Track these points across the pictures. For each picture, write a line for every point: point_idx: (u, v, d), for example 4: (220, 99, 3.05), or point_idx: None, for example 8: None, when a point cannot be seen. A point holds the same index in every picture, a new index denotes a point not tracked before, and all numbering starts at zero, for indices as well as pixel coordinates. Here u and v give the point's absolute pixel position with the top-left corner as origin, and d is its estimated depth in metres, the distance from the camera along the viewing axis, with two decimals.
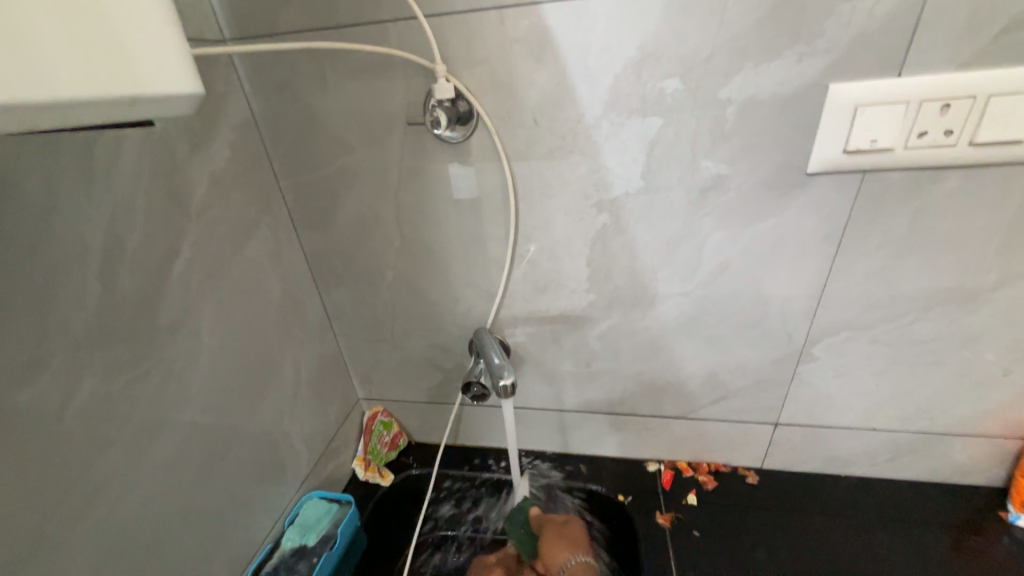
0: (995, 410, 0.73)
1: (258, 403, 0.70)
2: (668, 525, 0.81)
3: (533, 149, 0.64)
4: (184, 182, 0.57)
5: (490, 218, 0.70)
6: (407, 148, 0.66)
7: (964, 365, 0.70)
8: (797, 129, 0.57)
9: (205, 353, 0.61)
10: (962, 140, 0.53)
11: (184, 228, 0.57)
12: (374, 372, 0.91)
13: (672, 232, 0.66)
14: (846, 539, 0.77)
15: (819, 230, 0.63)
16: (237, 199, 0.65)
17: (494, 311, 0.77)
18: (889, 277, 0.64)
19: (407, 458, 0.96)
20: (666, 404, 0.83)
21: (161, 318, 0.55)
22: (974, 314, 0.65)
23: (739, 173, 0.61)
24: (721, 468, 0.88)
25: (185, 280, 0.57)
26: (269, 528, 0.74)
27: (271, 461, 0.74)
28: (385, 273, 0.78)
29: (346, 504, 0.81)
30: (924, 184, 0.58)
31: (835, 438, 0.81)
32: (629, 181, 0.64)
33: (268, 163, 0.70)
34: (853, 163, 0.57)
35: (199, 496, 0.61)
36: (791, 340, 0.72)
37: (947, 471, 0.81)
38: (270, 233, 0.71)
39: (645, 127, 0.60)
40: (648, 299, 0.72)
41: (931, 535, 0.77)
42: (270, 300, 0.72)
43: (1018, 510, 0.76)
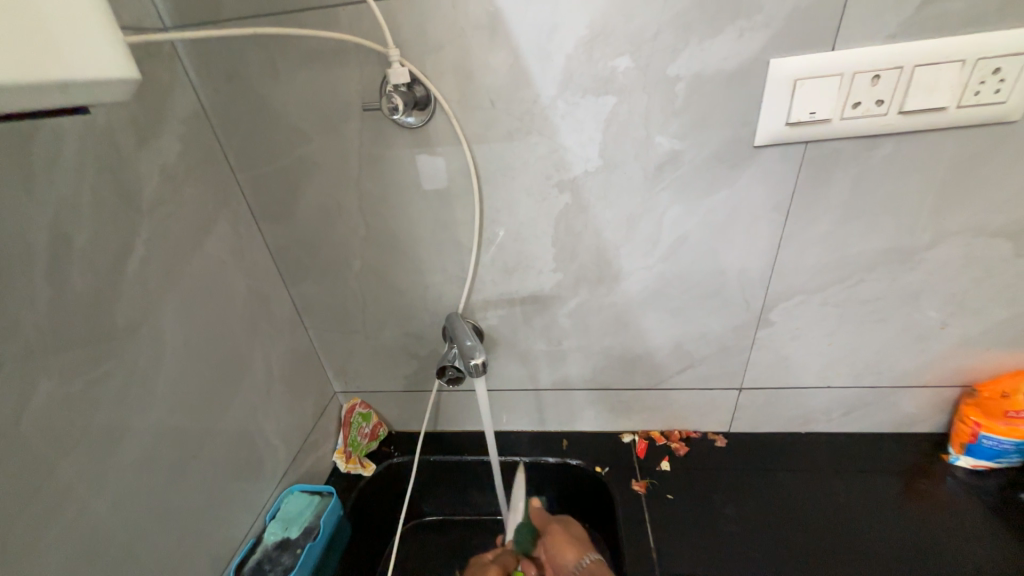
0: (936, 361, 0.79)
1: (229, 400, 0.70)
2: (643, 491, 0.85)
3: (492, 131, 0.64)
4: (133, 177, 0.55)
5: (455, 202, 0.70)
6: (365, 135, 0.66)
7: (905, 321, 0.75)
8: (742, 103, 0.59)
9: (169, 352, 0.60)
10: (892, 108, 0.57)
11: (137, 225, 0.55)
12: (349, 364, 0.91)
13: (632, 209, 0.68)
14: (806, 491, 0.83)
15: (769, 200, 0.66)
16: (192, 194, 0.63)
17: (465, 295, 0.78)
18: (834, 242, 0.68)
19: (389, 448, 0.96)
20: (637, 377, 0.86)
21: (119, 318, 0.53)
22: (912, 273, 0.70)
23: (691, 148, 0.63)
24: (691, 434, 0.93)
25: (142, 278, 0.56)
26: (250, 524, 0.74)
27: (247, 458, 0.73)
28: (353, 263, 0.77)
29: (328, 495, 0.82)
30: (861, 152, 0.61)
31: (794, 398, 0.86)
32: (588, 159, 0.65)
33: (222, 156, 0.68)
34: (796, 135, 0.60)
35: (173, 496, 0.60)
36: (749, 307, 0.75)
37: (895, 421, 0.88)
38: (230, 228, 0.70)
39: (600, 106, 0.61)
40: (613, 275, 0.75)
41: (882, 481, 0.83)
42: (234, 296, 0.70)
43: (957, 452, 0.83)
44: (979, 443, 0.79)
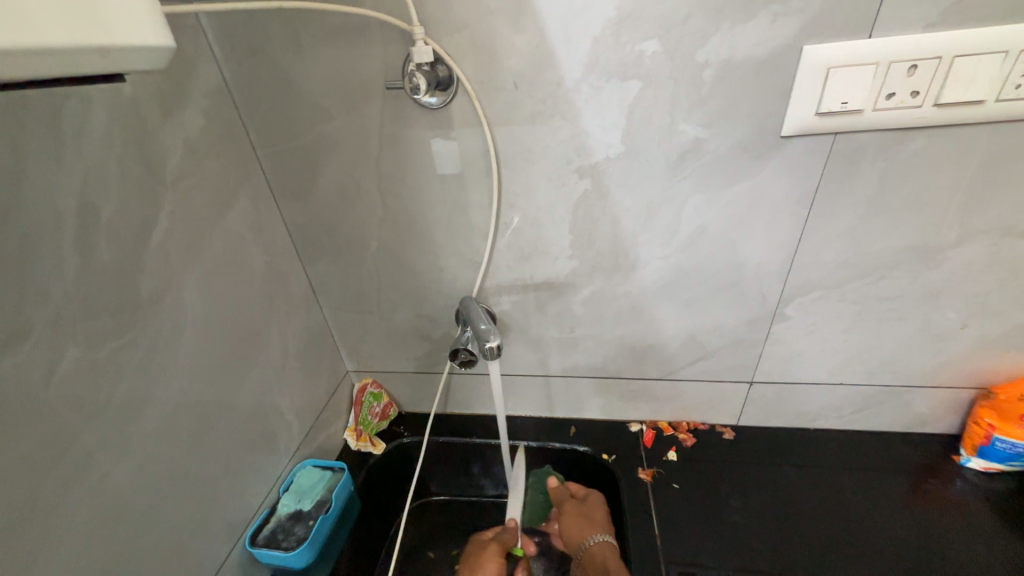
0: (953, 362, 0.78)
1: (246, 374, 0.71)
2: (649, 480, 0.85)
3: (514, 114, 0.63)
4: (158, 150, 0.56)
5: (473, 186, 0.70)
6: (386, 114, 0.65)
7: (925, 321, 0.74)
8: (772, 91, 0.58)
9: (190, 325, 0.61)
10: (927, 101, 0.55)
11: (161, 197, 0.56)
12: (362, 344, 0.92)
13: (652, 197, 0.68)
14: (812, 486, 0.83)
15: (793, 192, 0.65)
16: (213, 168, 0.64)
17: (479, 280, 0.78)
18: (857, 237, 0.67)
19: (398, 428, 0.98)
20: (648, 366, 0.86)
21: (143, 289, 0.54)
22: (936, 271, 0.69)
23: (716, 137, 0.62)
24: (699, 426, 0.93)
25: (165, 251, 0.57)
26: (264, 495, 0.76)
27: (262, 432, 0.75)
28: (369, 244, 0.78)
29: (339, 470, 0.83)
30: (891, 146, 0.60)
31: (805, 394, 0.85)
32: (610, 146, 0.64)
33: (243, 132, 0.69)
34: (825, 126, 0.59)
35: (192, 464, 0.62)
36: (765, 301, 0.75)
37: (907, 421, 0.87)
38: (250, 205, 0.70)
39: (625, 91, 0.60)
40: (629, 264, 0.74)
41: (890, 479, 0.83)
42: (252, 273, 0.71)
43: (969, 453, 0.83)
44: (992, 445, 0.79)
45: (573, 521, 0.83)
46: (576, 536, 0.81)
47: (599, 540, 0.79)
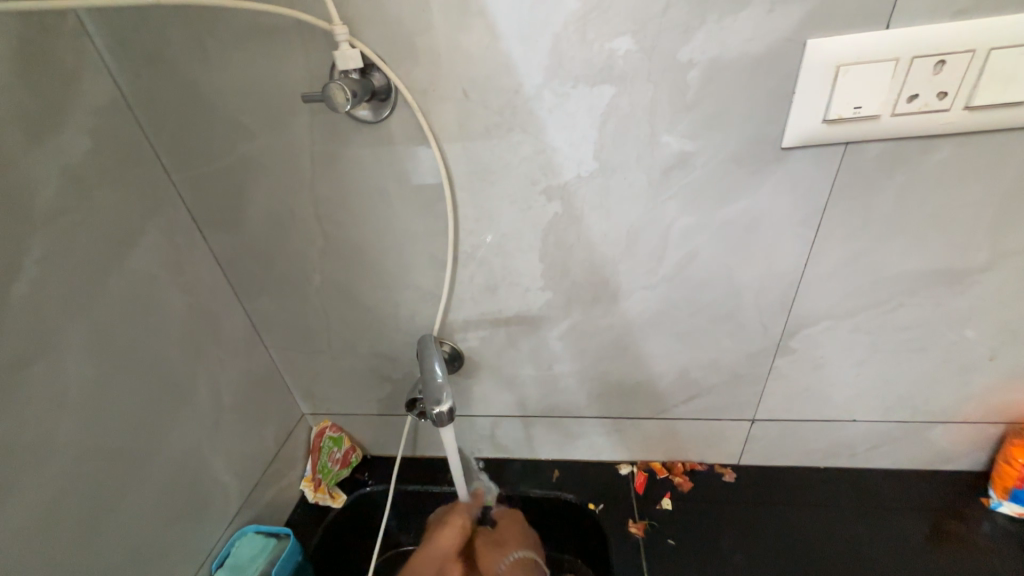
0: (979, 395, 0.69)
1: (164, 437, 0.61)
2: (641, 534, 0.75)
3: (466, 127, 0.54)
4: (22, 182, 0.46)
5: (426, 210, 0.60)
6: (317, 130, 0.55)
7: (948, 351, 0.65)
8: (770, 95, 0.49)
9: (77, 389, 0.51)
10: (957, 102, 0.46)
11: (28, 239, 0.46)
12: (315, 385, 0.81)
13: (634, 219, 0.58)
14: (824, 537, 0.73)
15: (797, 211, 0.55)
16: (109, 199, 0.54)
17: (440, 315, 0.69)
18: (871, 261, 0.58)
19: (362, 475, 0.88)
20: (636, 405, 0.76)
21: (1, 353, 0.44)
22: (962, 297, 0.60)
23: (705, 149, 0.53)
24: (697, 467, 0.83)
25: (37, 303, 0.47)
26: (192, 574, 0.65)
27: (189, 500, 0.64)
28: (313, 277, 0.68)
29: (285, 537, 0.71)
30: (912, 156, 0.51)
31: (813, 431, 0.76)
32: (581, 162, 0.55)
33: (153, 154, 0.59)
34: (834, 135, 0.49)
35: (85, 554, 0.52)
36: (767, 333, 0.65)
37: (928, 458, 0.77)
38: (164, 238, 0.60)
39: (595, 98, 0.51)
40: (611, 294, 0.65)
41: (911, 525, 0.74)
42: (170, 317, 0.61)
43: (999, 496, 0.73)
44: None
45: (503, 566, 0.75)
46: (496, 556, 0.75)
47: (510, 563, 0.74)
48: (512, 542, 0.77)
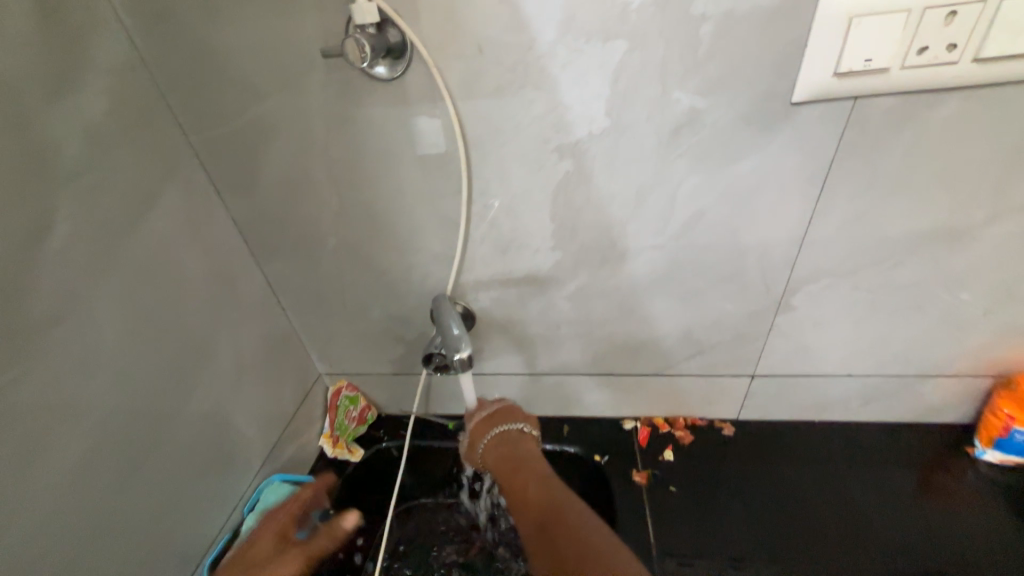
0: (972, 351, 0.71)
1: (192, 391, 0.64)
2: (644, 483, 0.80)
3: (480, 84, 0.54)
4: (48, 138, 0.46)
5: (439, 172, 0.61)
6: (332, 89, 0.56)
7: (944, 309, 0.67)
8: (782, 49, 0.49)
9: (113, 342, 0.53)
10: (964, 55, 0.47)
11: (57, 196, 0.47)
12: (331, 347, 0.84)
13: (643, 178, 0.59)
14: (816, 486, 0.78)
15: (804, 169, 0.56)
16: (130, 158, 0.55)
17: (452, 276, 0.71)
18: (874, 218, 0.59)
19: (377, 432, 0.92)
20: (641, 363, 0.79)
21: (42, 306, 0.46)
22: (960, 255, 0.62)
23: (715, 106, 0.53)
24: (697, 423, 0.87)
25: (70, 258, 0.49)
26: (226, 517, 0.70)
27: (218, 451, 0.68)
28: (328, 239, 0.69)
29: (309, 486, 0.76)
30: (919, 111, 0.51)
31: (809, 387, 0.79)
32: (593, 120, 0.55)
33: (169, 115, 0.59)
34: (844, 89, 0.50)
35: (128, 497, 0.55)
36: (769, 291, 0.68)
37: (919, 412, 0.81)
38: (183, 199, 0.61)
39: (607, 53, 0.51)
40: (618, 255, 0.66)
41: (900, 476, 0.78)
42: (192, 276, 0.63)
43: (984, 445, 0.77)
44: (1010, 437, 0.74)
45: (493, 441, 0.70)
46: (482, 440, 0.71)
47: (504, 440, 0.70)
48: (480, 432, 0.72)
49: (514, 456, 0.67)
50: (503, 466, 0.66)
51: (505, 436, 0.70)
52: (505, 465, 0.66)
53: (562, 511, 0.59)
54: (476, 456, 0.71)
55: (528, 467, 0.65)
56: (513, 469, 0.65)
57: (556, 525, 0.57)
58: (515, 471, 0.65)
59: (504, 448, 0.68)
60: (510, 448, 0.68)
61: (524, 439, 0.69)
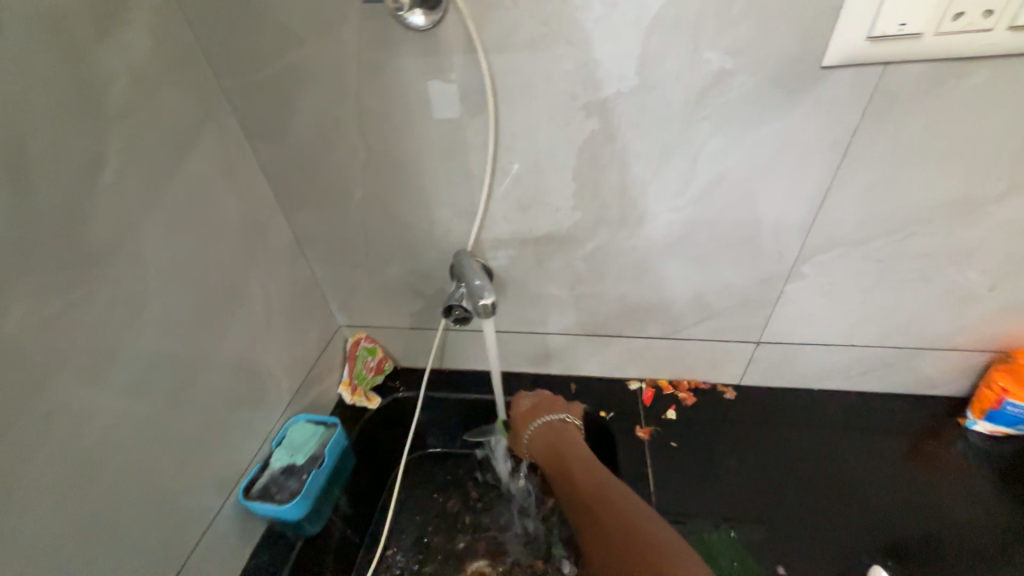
0: (974, 325, 0.74)
1: (226, 330, 0.67)
2: (647, 438, 0.85)
3: (512, 37, 0.55)
4: (97, 75, 0.48)
5: (467, 126, 0.62)
6: (365, 37, 0.57)
7: (951, 282, 0.69)
8: (818, 9, 0.49)
9: (157, 277, 0.56)
10: (1000, 23, 0.47)
11: (106, 133, 0.49)
12: (352, 299, 0.88)
13: (668, 139, 0.60)
14: (811, 447, 0.82)
15: (827, 135, 0.57)
16: (170, 100, 0.56)
17: (473, 232, 0.73)
18: (891, 189, 0.60)
19: (393, 382, 0.96)
20: (651, 325, 0.82)
21: (96, 237, 0.49)
22: (973, 228, 0.63)
23: (745, 67, 0.54)
24: (700, 385, 0.90)
25: (118, 193, 0.51)
26: (256, 449, 0.75)
27: (249, 388, 0.72)
28: (354, 191, 0.71)
29: (332, 426, 0.81)
30: (948, 80, 0.52)
31: (812, 355, 0.82)
32: (622, 78, 0.56)
33: (203, 58, 0.60)
34: (876, 54, 0.51)
35: (173, 421, 0.60)
36: (782, 258, 0.69)
37: (915, 384, 0.84)
38: (217, 144, 0.63)
39: (642, 8, 0.51)
40: (637, 217, 0.68)
41: (892, 442, 0.82)
42: (226, 220, 0.66)
43: (975, 417, 0.81)
44: (1002, 409, 0.77)
45: (539, 435, 0.81)
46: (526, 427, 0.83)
47: (547, 429, 0.81)
48: (525, 422, 0.84)
49: (558, 443, 0.78)
50: (549, 450, 0.79)
51: (549, 425, 0.81)
52: (551, 452, 0.78)
53: (604, 499, 0.67)
54: (523, 446, 0.83)
55: (571, 457, 0.75)
56: (559, 453, 0.77)
57: (601, 508, 0.66)
58: (559, 455, 0.77)
59: (549, 437, 0.80)
60: (553, 436, 0.79)
61: (566, 428, 0.80)
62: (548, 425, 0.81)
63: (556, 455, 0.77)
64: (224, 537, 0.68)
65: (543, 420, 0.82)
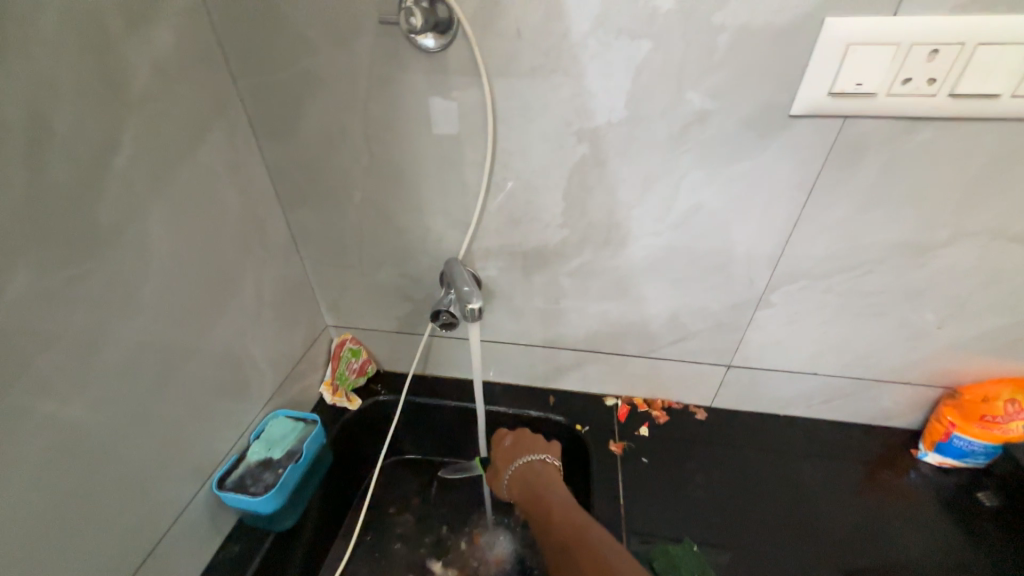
0: (925, 360, 0.79)
1: (217, 319, 0.69)
2: (619, 452, 0.87)
3: (514, 65, 0.60)
4: (122, 67, 0.51)
5: (467, 142, 0.67)
6: (378, 54, 0.61)
7: (904, 318, 0.74)
8: (787, 65, 0.55)
9: (156, 261, 0.58)
10: (943, 90, 0.53)
11: (123, 120, 0.52)
12: (342, 299, 0.90)
13: (651, 168, 0.65)
14: (774, 469, 0.86)
15: (794, 175, 0.63)
16: (186, 95, 0.59)
17: (466, 242, 0.76)
18: (850, 228, 0.66)
19: (375, 384, 0.97)
20: (628, 343, 0.86)
21: (104, 218, 0.51)
22: (923, 269, 0.69)
23: (722, 109, 0.59)
24: (673, 405, 0.94)
25: (129, 178, 0.53)
26: (234, 440, 0.75)
27: (232, 379, 0.73)
28: (354, 194, 0.74)
29: (313, 423, 0.81)
30: (899, 135, 0.58)
31: (778, 381, 0.87)
32: (612, 110, 0.61)
33: (222, 59, 0.64)
34: (837, 108, 0.57)
35: (155, 404, 0.60)
36: (752, 286, 0.74)
37: (873, 414, 0.89)
38: (227, 140, 0.66)
39: (633, 50, 0.57)
40: (621, 238, 0.73)
41: (850, 469, 0.86)
42: (227, 212, 0.68)
43: (927, 448, 0.85)
44: (950, 442, 0.82)
45: (520, 474, 0.79)
46: (506, 465, 0.82)
47: (527, 467, 0.79)
48: (506, 463, 0.83)
49: (538, 483, 0.76)
50: (529, 492, 0.76)
51: (529, 465, 0.80)
52: (530, 494, 0.76)
53: (584, 537, 0.65)
54: (503, 488, 0.81)
55: (548, 498, 0.73)
56: (537, 494, 0.75)
57: (579, 550, 0.64)
58: (536, 497, 0.74)
59: (528, 478, 0.78)
60: (533, 476, 0.78)
61: (546, 468, 0.79)
62: (529, 464, 0.80)
63: (534, 495, 0.75)
64: (193, 527, 0.68)
65: (524, 459, 0.81)
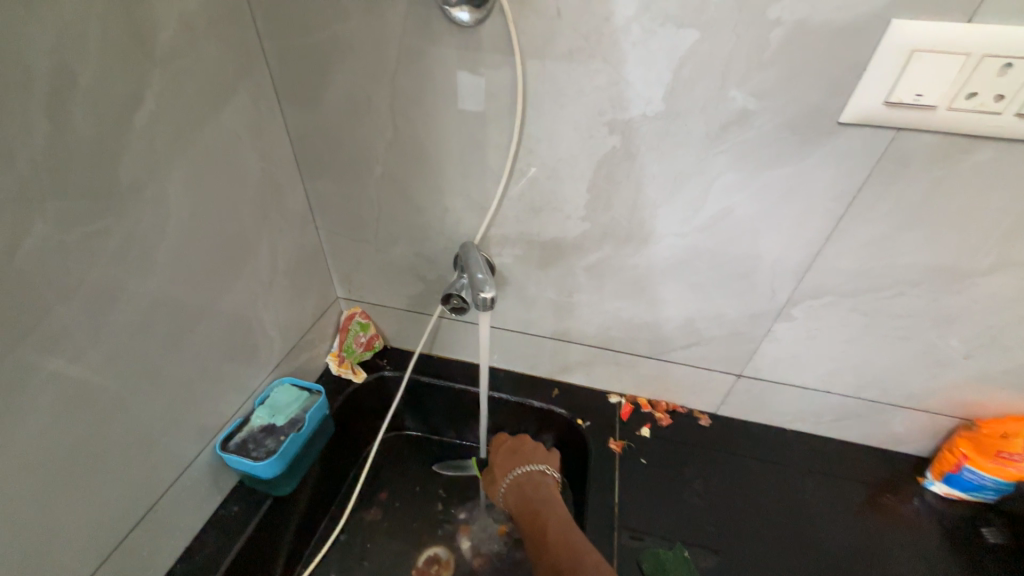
0: (945, 390, 0.77)
1: (231, 283, 0.69)
2: (618, 451, 0.87)
3: (551, 46, 0.57)
4: (149, 18, 0.49)
5: (494, 124, 0.64)
6: (410, 24, 0.59)
7: (929, 345, 0.72)
8: (842, 68, 0.52)
9: (174, 222, 0.57)
10: (1011, 108, 0.49)
11: (148, 75, 0.51)
12: (354, 272, 0.89)
13: (683, 166, 0.62)
14: (774, 482, 0.85)
15: (834, 187, 0.60)
16: (212, 52, 0.58)
17: (483, 227, 0.75)
18: (886, 248, 0.63)
19: (381, 360, 0.98)
20: (639, 343, 0.84)
21: (123, 174, 0.50)
22: (957, 296, 0.66)
23: (767, 110, 0.56)
24: (678, 409, 0.93)
25: (151, 134, 0.52)
26: (240, 404, 0.76)
27: (242, 344, 0.74)
28: (374, 168, 0.73)
29: (316, 393, 0.83)
30: (953, 153, 0.55)
31: (789, 395, 0.85)
32: (649, 102, 0.58)
33: (250, 18, 0.62)
34: (890, 118, 0.53)
35: (166, 363, 0.61)
36: (773, 298, 0.72)
37: (882, 438, 0.87)
38: (250, 102, 0.65)
39: (678, 40, 0.53)
40: (643, 237, 0.70)
41: (851, 490, 0.84)
42: (246, 177, 0.67)
43: (934, 477, 0.83)
44: (959, 473, 0.80)
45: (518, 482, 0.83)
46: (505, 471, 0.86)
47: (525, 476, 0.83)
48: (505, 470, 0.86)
49: (534, 491, 0.80)
50: (524, 499, 0.80)
51: (528, 474, 0.83)
52: (526, 502, 0.79)
53: (571, 547, 0.67)
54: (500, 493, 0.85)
55: (544, 508, 0.76)
56: (531, 502, 0.78)
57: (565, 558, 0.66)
58: (531, 505, 0.78)
59: (525, 487, 0.81)
60: (530, 486, 0.81)
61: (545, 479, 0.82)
62: (528, 474, 0.83)
63: (528, 503, 0.78)
64: (195, 483, 0.70)
65: (523, 468, 0.84)
